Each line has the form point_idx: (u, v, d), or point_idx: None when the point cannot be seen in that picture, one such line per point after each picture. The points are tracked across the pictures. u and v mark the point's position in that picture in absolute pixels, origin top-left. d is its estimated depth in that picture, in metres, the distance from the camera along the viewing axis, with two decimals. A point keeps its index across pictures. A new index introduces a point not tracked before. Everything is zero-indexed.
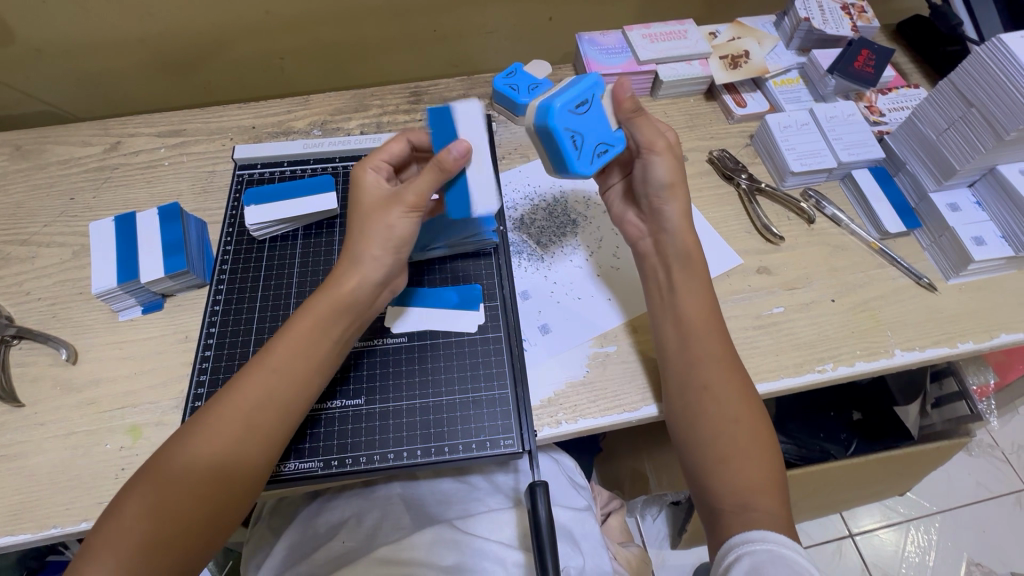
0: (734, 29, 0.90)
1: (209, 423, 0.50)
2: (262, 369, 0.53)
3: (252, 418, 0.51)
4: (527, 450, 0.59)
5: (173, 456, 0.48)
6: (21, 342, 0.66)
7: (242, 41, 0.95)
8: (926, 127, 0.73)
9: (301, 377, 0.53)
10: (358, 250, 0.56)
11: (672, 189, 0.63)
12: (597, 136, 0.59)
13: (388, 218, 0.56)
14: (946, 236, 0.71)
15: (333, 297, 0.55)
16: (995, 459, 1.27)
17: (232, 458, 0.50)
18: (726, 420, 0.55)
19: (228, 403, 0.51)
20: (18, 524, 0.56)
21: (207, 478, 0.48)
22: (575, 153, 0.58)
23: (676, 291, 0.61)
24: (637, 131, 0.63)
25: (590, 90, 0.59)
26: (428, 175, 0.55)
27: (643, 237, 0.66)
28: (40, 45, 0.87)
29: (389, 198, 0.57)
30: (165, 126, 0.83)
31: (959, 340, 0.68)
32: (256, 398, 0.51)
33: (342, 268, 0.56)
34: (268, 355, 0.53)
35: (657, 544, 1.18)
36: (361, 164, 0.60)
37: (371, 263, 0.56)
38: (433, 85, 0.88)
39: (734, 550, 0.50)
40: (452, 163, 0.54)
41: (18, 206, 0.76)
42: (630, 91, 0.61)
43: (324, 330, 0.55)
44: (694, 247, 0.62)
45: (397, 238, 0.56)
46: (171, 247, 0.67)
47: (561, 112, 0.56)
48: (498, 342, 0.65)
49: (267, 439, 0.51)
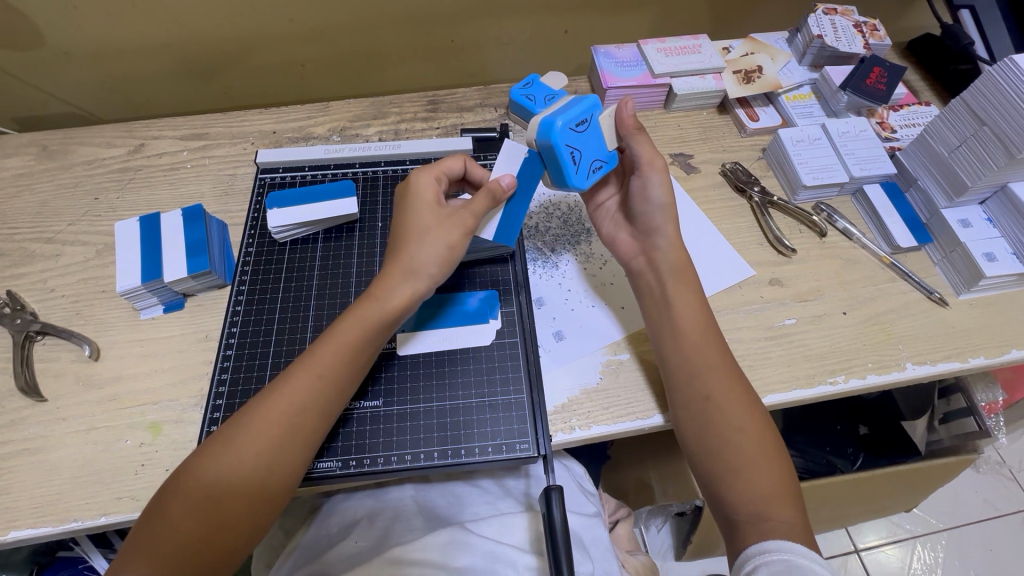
0: (747, 45, 0.91)
1: (253, 425, 0.50)
2: (307, 372, 0.53)
3: (295, 421, 0.52)
4: (541, 454, 0.60)
5: (215, 460, 0.49)
6: (44, 338, 0.67)
7: (263, 48, 0.97)
8: (938, 144, 0.74)
9: (345, 386, 0.55)
10: (415, 262, 0.56)
11: (667, 210, 0.65)
12: (593, 154, 0.62)
13: (450, 239, 0.57)
14: (957, 251, 0.72)
15: (382, 309, 0.55)
16: (1002, 477, 1.27)
17: (274, 462, 0.50)
18: (733, 430, 0.56)
19: (272, 405, 0.51)
20: (40, 517, 0.56)
21: (250, 484, 0.49)
22: (572, 168, 0.61)
23: (670, 305, 0.62)
24: (638, 147, 0.64)
25: (590, 111, 0.61)
26: (480, 199, 0.59)
27: (637, 256, 0.68)
28: (70, 49, 0.90)
29: (445, 219, 0.58)
30: (187, 129, 0.85)
31: (970, 355, 0.69)
32: (300, 402, 0.52)
33: (394, 279, 0.56)
34: (311, 360, 0.54)
35: (661, 555, 1.18)
36: (424, 173, 0.61)
37: (426, 280, 0.56)
38: (451, 94, 0.90)
39: (752, 560, 0.50)
40: (503, 192, 0.60)
41: (44, 205, 0.77)
42: (631, 109, 0.64)
43: (372, 338, 0.56)
44: (685, 261, 0.65)
45: (452, 257, 0.58)
46: (193, 247, 0.68)
47: (564, 128, 0.58)
48: (514, 347, 0.66)
49: (306, 443, 0.52)
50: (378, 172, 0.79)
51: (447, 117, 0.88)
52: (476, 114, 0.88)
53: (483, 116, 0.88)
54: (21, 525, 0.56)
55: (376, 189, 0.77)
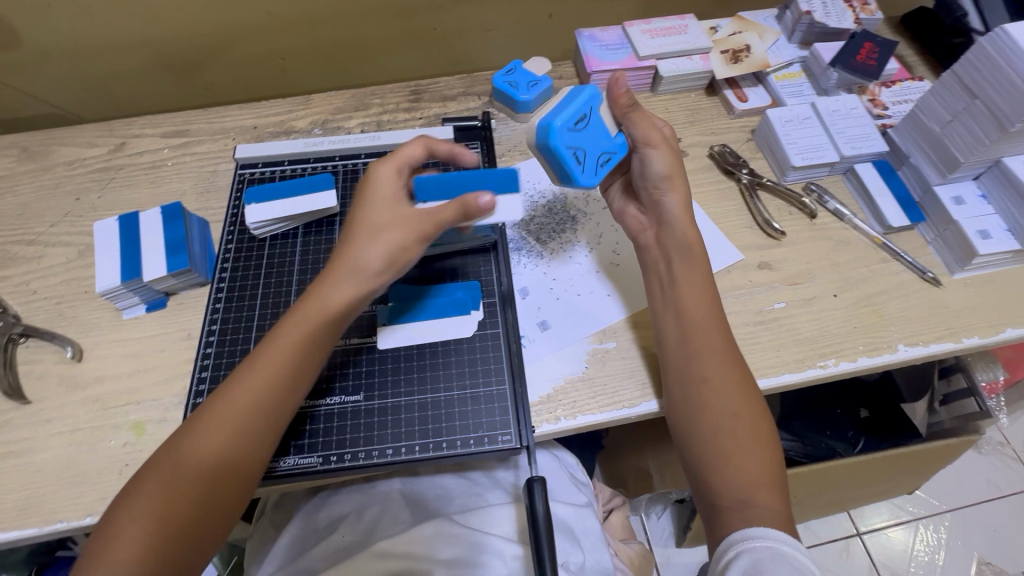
0: (735, 24, 0.89)
1: (198, 432, 0.50)
2: (252, 374, 0.52)
3: (241, 423, 0.51)
4: (524, 445, 0.59)
5: (175, 459, 0.49)
6: (28, 340, 0.67)
7: (244, 42, 0.96)
8: (930, 120, 0.72)
9: (290, 386, 0.53)
10: (358, 262, 0.54)
11: (670, 181, 0.64)
12: (598, 147, 0.62)
13: (399, 240, 0.54)
14: (950, 230, 0.70)
15: (322, 309, 0.54)
16: (1005, 457, 1.25)
17: (236, 453, 0.50)
18: (727, 415, 0.55)
19: (217, 410, 0.51)
20: (25, 518, 0.57)
21: (198, 488, 0.49)
22: (579, 167, 0.60)
23: (676, 281, 0.61)
24: (634, 125, 0.64)
25: (590, 102, 0.61)
26: (451, 209, 0.54)
27: (645, 230, 0.66)
28: (47, 48, 0.89)
29: (401, 219, 0.55)
30: (168, 127, 0.84)
31: (964, 335, 0.67)
32: (245, 404, 0.51)
33: (341, 275, 0.55)
34: (257, 362, 0.53)
35: (662, 542, 1.18)
36: (385, 165, 0.59)
37: (366, 282, 0.54)
38: (433, 83, 0.89)
39: (734, 546, 0.49)
40: (479, 209, 0.54)
41: (25, 207, 0.77)
42: (625, 86, 0.63)
43: (316, 338, 0.54)
44: (695, 239, 0.62)
45: (401, 259, 0.55)
46: (172, 245, 0.67)
47: (562, 126, 0.58)
48: (496, 338, 0.65)
49: (255, 444, 0.51)
50: (359, 165, 0.78)
51: (430, 107, 0.87)
52: (459, 103, 0.87)
53: (467, 105, 0.87)
54: (7, 528, 0.56)
55: (357, 181, 0.76)
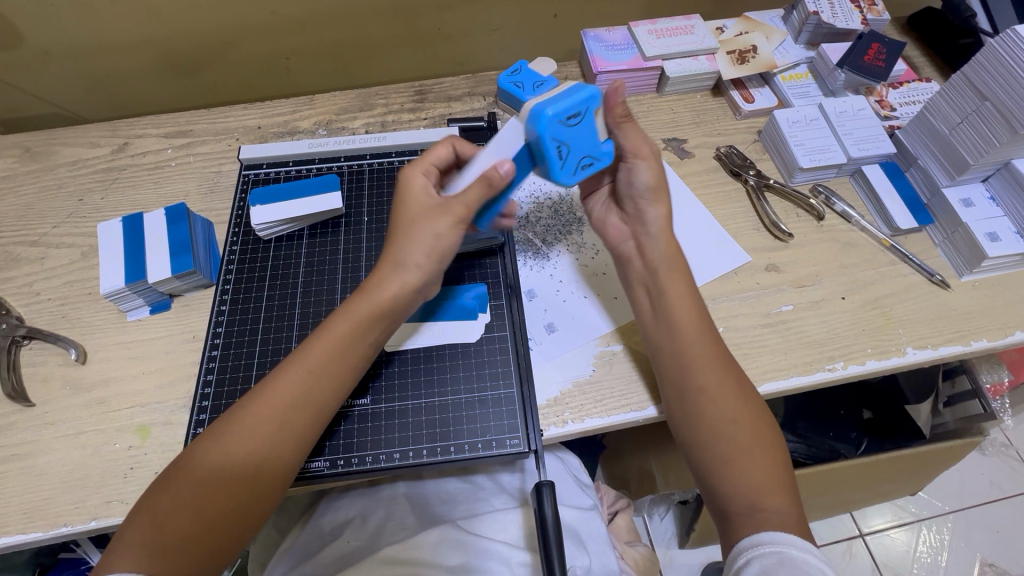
0: (741, 24, 0.88)
1: (239, 426, 0.50)
2: (298, 368, 0.52)
3: (285, 419, 0.51)
4: (532, 450, 0.59)
5: (205, 455, 0.49)
6: (31, 342, 0.66)
7: (248, 41, 0.95)
8: (938, 122, 0.71)
9: (331, 382, 0.53)
10: (403, 253, 0.54)
11: (655, 193, 0.64)
12: (584, 149, 0.57)
13: (438, 227, 0.54)
14: (959, 232, 0.70)
15: (374, 301, 0.54)
16: (1008, 458, 1.25)
17: (276, 457, 0.50)
18: (726, 422, 0.55)
19: (259, 403, 0.51)
20: (30, 522, 0.56)
21: (240, 480, 0.48)
22: (558, 164, 0.56)
23: (665, 294, 0.61)
24: (624, 135, 0.62)
25: (585, 102, 0.54)
26: (475, 187, 0.52)
27: (626, 241, 0.66)
28: (49, 47, 0.88)
29: (436, 208, 0.55)
30: (171, 127, 0.84)
31: (972, 338, 0.67)
32: (290, 399, 0.51)
33: (383, 272, 0.55)
34: (302, 356, 0.53)
35: (664, 543, 1.17)
36: (411, 167, 0.60)
37: (414, 269, 0.54)
38: (438, 83, 0.88)
39: (745, 552, 0.49)
40: (502, 179, 0.52)
41: (28, 208, 0.76)
42: (622, 97, 0.59)
43: (364, 333, 0.54)
44: (675, 251, 0.63)
45: (442, 248, 0.54)
46: (177, 248, 0.67)
47: (553, 121, 0.53)
48: (503, 341, 0.65)
49: (299, 440, 0.51)
50: (364, 166, 0.77)
51: (434, 107, 0.86)
52: (464, 103, 0.86)
53: (472, 105, 0.86)
54: (11, 531, 0.56)
55: (362, 182, 0.76)
